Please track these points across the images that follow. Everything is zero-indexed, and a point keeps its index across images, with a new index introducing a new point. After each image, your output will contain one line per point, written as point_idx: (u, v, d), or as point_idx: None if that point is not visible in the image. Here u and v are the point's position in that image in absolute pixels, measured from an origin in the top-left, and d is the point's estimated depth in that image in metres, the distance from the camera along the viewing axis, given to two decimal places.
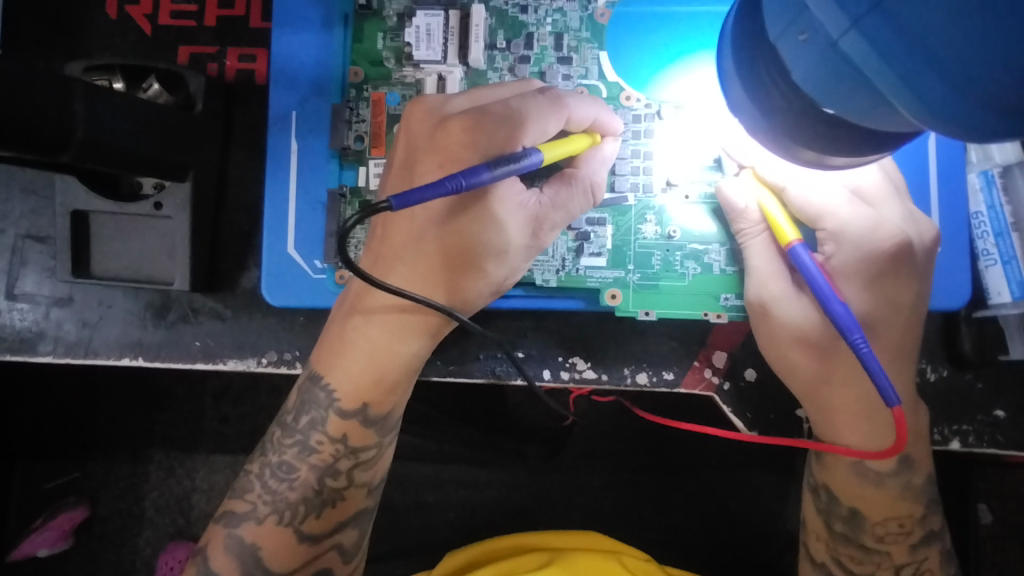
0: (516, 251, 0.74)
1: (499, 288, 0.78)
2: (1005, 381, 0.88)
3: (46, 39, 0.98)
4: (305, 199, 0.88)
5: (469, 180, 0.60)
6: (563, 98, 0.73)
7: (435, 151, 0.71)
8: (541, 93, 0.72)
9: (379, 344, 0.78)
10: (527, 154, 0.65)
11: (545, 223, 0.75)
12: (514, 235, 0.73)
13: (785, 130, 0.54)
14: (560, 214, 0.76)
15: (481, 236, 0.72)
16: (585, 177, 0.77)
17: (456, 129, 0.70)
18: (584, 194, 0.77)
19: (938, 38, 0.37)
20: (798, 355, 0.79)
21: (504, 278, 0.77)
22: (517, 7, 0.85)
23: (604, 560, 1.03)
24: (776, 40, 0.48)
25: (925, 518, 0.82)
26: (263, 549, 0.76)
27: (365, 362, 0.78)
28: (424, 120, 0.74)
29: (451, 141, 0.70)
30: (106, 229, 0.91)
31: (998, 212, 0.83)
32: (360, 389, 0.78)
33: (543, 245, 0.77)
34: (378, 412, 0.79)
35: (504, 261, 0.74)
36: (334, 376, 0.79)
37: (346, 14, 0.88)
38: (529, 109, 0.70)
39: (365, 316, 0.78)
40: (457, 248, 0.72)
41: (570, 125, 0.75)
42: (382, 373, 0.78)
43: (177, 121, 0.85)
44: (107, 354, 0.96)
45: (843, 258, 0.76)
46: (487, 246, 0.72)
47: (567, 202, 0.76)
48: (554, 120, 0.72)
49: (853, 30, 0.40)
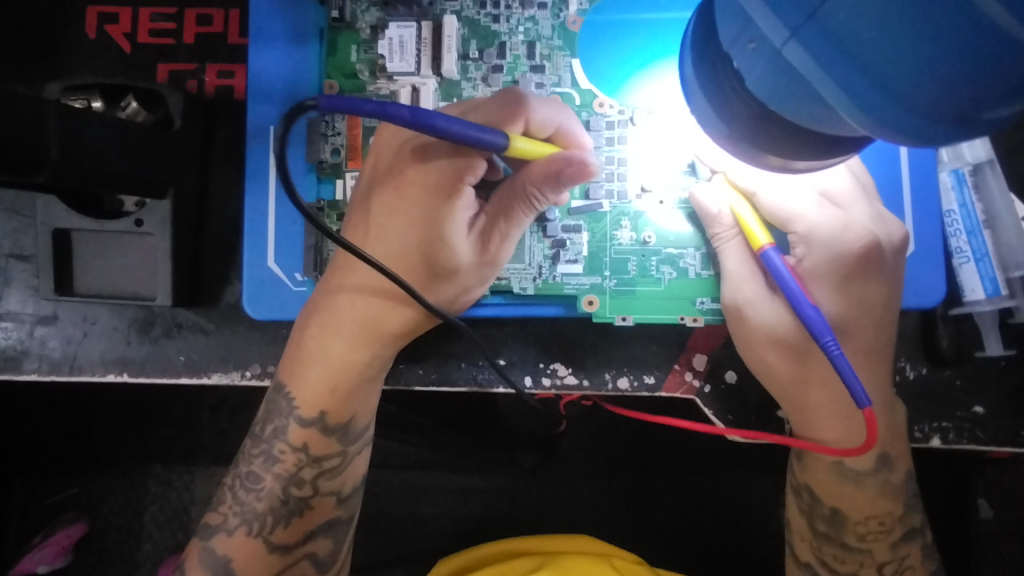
0: (466, 271, 0.77)
1: (453, 304, 0.80)
2: (983, 377, 0.88)
3: (27, 60, 0.99)
4: (285, 213, 0.89)
5: (419, 115, 0.61)
6: (522, 99, 0.73)
7: (390, 164, 0.77)
8: (502, 96, 0.74)
9: (333, 353, 0.79)
10: (486, 131, 0.66)
11: (494, 236, 0.75)
12: (462, 255, 0.75)
13: (746, 136, 0.54)
14: (505, 225, 0.74)
15: (431, 249, 0.76)
16: (523, 179, 0.71)
17: (413, 150, 0.76)
18: (526, 204, 0.72)
19: (870, 47, 0.38)
20: (764, 350, 0.80)
21: (455, 296, 0.79)
22: (490, 16, 0.86)
23: (594, 563, 1.03)
24: (729, 50, 0.49)
25: (905, 516, 0.82)
26: (234, 561, 0.77)
27: (320, 370, 0.79)
28: (391, 136, 0.79)
29: (409, 164, 0.76)
30: (89, 245, 0.92)
31: (969, 211, 0.85)
32: (316, 397, 0.79)
33: (497, 260, 0.77)
34: (336, 421, 0.80)
35: (453, 280, 0.77)
36: (293, 384, 0.80)
37: (321, 29, 0.89)
38: (487, 119, 0.73)
39: (320, 325, 0.80)
40: (411, 259, 0.77)
41: (532, 129, 0.75)
42: (337, 381, 0.79)
43: (155, 139, 0.85)
44: (92, 370, 0.96)
45: (814, 261, 0.77)
46: (438, 261, 0.76)
47: (511, 212, 0.74)
48: (512, 123, 0.73)
49: (793, 40, 0.41)
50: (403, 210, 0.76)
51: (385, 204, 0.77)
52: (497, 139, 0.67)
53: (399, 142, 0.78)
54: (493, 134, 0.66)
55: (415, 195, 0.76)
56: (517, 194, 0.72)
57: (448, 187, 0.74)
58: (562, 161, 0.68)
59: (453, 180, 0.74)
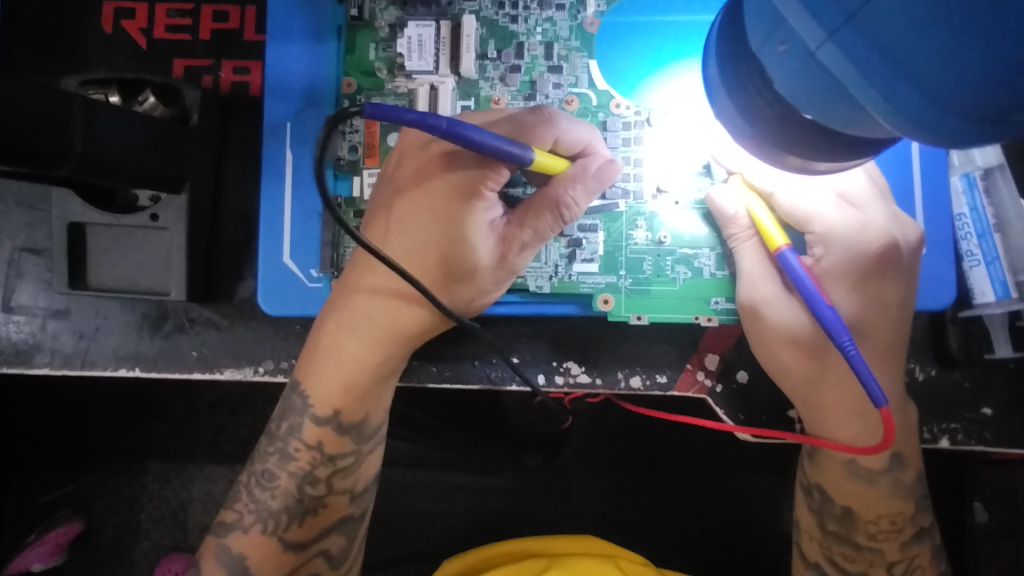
0: (484, 273, 0.77)
1: (469, 307, 0.80)
2: (992, 380, 0.89)
3: (42, 54, 0.99)
4: (300, 209, 0.89)
5: (451, 124, 0.61)
6: (555, 117, 0.74)
7: (416, 168, 0.77)
8: (535, 109, 0.75)
9: (350, 351, 0.79)
10: (516, 145, 0.67)
11: (513, 242, 0.76)
12: (482, 255, 0.76)
13: (769, 136, 0.55)
14: (526, 233, 0.75)
15: (454, 250, 0.76)
16: (554, 189, 0.73)
17: (437, 150, 0.77)
18: (553, 214, 0.74)
19: (905, 49, 0.39)
20: (781, 350, 0.81)
21: (472, 298, 0.79)
22: (508, 17, 0.87)
23: (601, 564, 1.03)
24: (759, 51, 0.50)
25: (917, 516, 0.83)
26: (249, 559, 0.78)
27: (335, 368, 0.80)
28: (417, 136, 0.79)
29: (435, 164, 0.76)
30: (103, 240, 0.92)
31: (980, 214, 0.87)
32: (329, 396, 0.79)
33: (515, 268, 0.78)
34: (350, 419, 0.80)
35: (471, 281, 0.77)
36: (307, 382, 0.81)
37: (338, 26, 0.89)
38: (514, 127, 0.73)
39: (336, 322, 0.80)
40: (433, 258, 0.77)
41: (559, 147, 0.76)
42: (351, 380, 0.79)
43: (173, 133, 0.86)
44: (104, 365, 0.96)
45: (832, 261, 0.78)
46: (458, 263, 0.76)
47: (534, 222, 0.75)
48: (544, 134, 0.74)
49: (828, 41, 0.42)
50: (425, 209, 0.77)
51: (408, 201, 0.77)
52: (524, 153, 0.68)
53: (426, 142, 0.78)
54: (520, 148, 0.67)
55: (438, 193, 0.76)
56: (545, 200, 0.74)
57: (471, 188, 0.75)
58: (590, 164, 0.74)
59: (474, 182, 0.75)
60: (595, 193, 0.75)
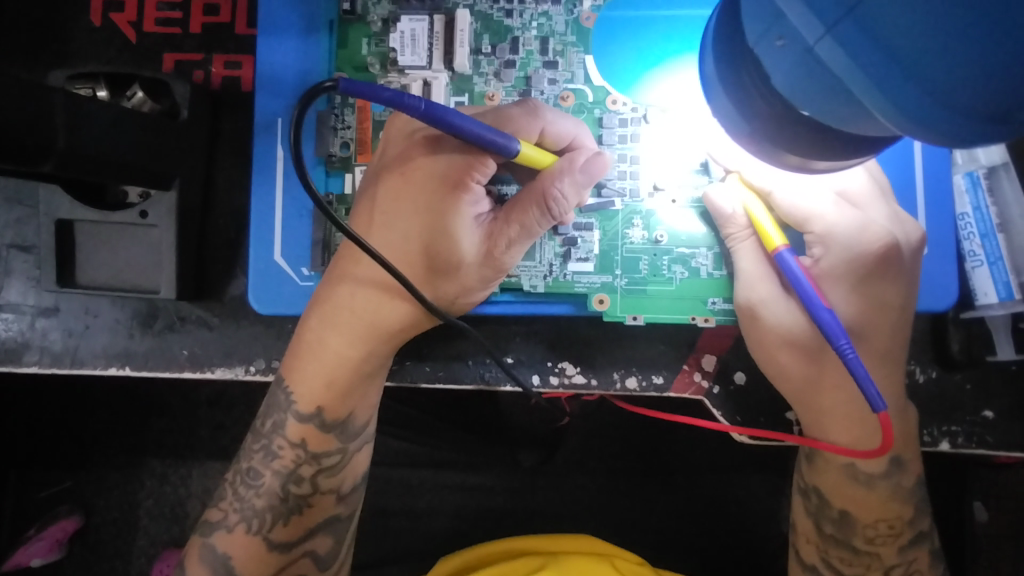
0: (470, 269, 0.75)
1: (454, 304, 0.78)
2: (994, 382, 0.88)
3: (30, 48, 0.98)
4: (291, 207, 0.88)
5: (429, 105, 0.61)
6: (540, 110, 0.74)
7: (402, 157, 0.76)
8: (520, 103, 0.74)
9: (334, 347, 0.78)
10: (502, 135, 0.66)
11: (499, 238, 0.73)
12: (467, 250, 0.74)
13: (767, 134, 0.54)
14: (514, 229, 0.73)
15: (439, 244, 0.74)
16: (541, 184, 0.71)
17: (425, 140, 0.76)
18: (540, 208, 0.71)
19: (907, 43, 0.37)
20: (777, 350, 0.79)
21: (457, 296, 0.77)
22: (503, 11, 0.85)
23: (595, 563, 1.02)
24: (756, 46, 0.48)
25: (913, 519, 0.82)
26: (234, 558, 0.77)
27: (318, 364, 0.78)
28: (404, 126, 0.78)
29: (421, 154, 0.75)
30: (91, 237, 0.90)
31: (983, 214, 0.85)
32: (312, 392, 0.78)
33: (503, 266, 0.75)
34: (334, 417, 0.79)
35: (456, 277, 0.75)
36: (290, 378, 0.80)
37: (331, 20, 0.87)
38: (498, 118, 0.73)
39: (321, 318, 0.79)
40: (418, 251, 0.76)
41: (547, 140, 0.75)
42: (333, 375, 0.78)
43: (162, 129, 0.84)
44: (94, 363, 0.95)
45: (831, 262, 0.77)
46: (443, 256, 0.75)
47: (522, 217, 0.72)
48: (529, 126, 0.73)
49: (827, 36, 0.41)
50: (409, 199, 0.76)
51: (393, 191, 0.76)
52: (509, 142, 0.66)
53: (413, 133, 0.77)
54: (505, 137, 0.66)
55: (424, 185, 0.75)
56: (532, 195, 0.72)
57: (456, 179, 0.73)
58: (578, 158, 0.72)
59: (460, 173, 0.73)
60: (584, 188, 0.73)
